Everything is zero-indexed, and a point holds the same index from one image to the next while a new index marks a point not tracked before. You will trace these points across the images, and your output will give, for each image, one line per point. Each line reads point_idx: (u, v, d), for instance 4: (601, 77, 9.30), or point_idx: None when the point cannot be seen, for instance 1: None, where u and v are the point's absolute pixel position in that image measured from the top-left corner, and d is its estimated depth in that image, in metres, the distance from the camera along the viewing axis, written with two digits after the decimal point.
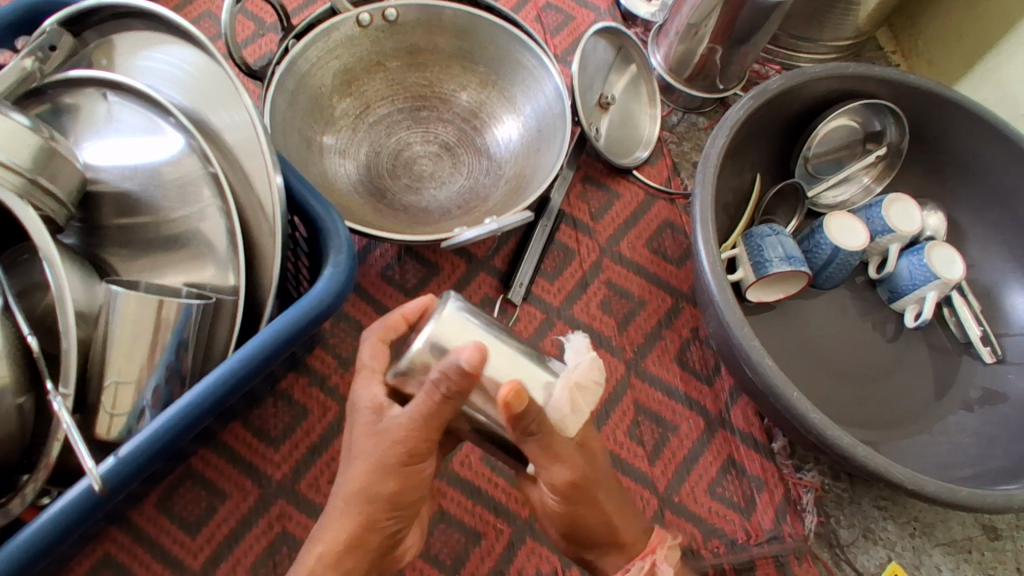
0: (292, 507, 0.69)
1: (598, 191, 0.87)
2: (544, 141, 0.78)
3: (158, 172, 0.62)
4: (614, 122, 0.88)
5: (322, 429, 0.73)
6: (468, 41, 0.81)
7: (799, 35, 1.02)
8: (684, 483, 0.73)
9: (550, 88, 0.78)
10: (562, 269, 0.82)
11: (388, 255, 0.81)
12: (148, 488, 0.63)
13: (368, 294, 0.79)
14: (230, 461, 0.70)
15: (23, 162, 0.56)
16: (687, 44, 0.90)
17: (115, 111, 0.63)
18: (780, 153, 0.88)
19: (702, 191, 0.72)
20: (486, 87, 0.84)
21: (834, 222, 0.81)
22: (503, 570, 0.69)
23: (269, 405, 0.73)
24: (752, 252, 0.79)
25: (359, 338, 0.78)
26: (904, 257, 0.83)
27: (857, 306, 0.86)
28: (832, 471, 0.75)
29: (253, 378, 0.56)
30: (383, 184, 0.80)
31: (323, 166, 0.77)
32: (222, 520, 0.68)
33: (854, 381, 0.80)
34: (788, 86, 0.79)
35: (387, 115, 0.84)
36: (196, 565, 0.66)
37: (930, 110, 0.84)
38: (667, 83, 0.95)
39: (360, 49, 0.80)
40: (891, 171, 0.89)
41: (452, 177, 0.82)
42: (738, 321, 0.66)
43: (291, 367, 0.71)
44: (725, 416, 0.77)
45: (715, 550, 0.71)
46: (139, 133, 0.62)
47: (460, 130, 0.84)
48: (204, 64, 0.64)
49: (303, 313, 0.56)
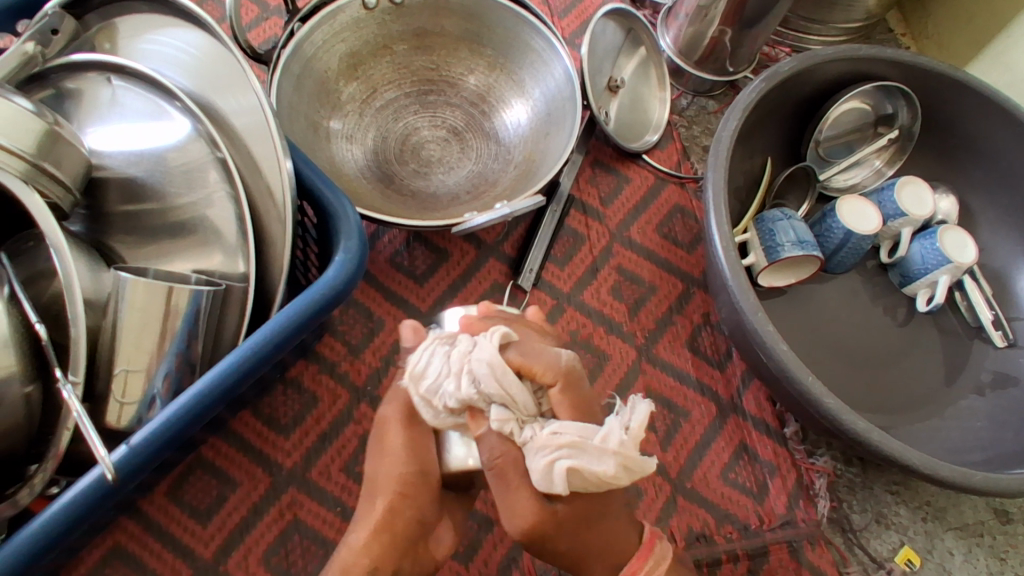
0: (303, 496, 0.69)
1: (608, 176, 0.86)
2: (553, 125, 0.77)
3: (165, 157, 0.61)
4: (623, 105, 0.87)
5: (332, 417, 0.72)
6: (476, 23, 0.80)
7: (809, 16, 1.01)
8: (696, 468, 0.73)
9: (559, 70, 0.77)
10: (572, 254, 0.82)
11: (397, 241, 0.80)
12: (158, 477, 0.63)
13: (377, 280, 0.78)
14: (239, 450, 0.69)
15: (27, 147, 0.54)
16: (696, 26, 0.89)
17: (120, 95, 0.62)
18: (790, 136, 0.87)
19: (714, 175, 0.71)
20: (494, 70, 0.83)
21: (846, 205, 0.81)
22: (515, 557, 0.68)
23: (278, 392, 0.72)
24: (763, 237, 0.78)
25: (368, 325, 0.77)
26: (916, 241, 0.82)
27: (869, 291, 0.85)
28: (845, 456, 0.74)
29: (265, 365, 0.55)
30: (390, 169, 0.79)
31: (329, 151, 0.76)
32: (233, 508, 0.67)
33: (866, 365, 0.80)
34: (800, 69, 0.78)
35: (393, 99, 0.82)
36: (208, 553, 0.65)
37: (943, 93, 0.83)
38: (676, 66, 0.94)
39: (366, 31, 0.78)
40: (903, 154, 0.88)
41: (461, 162, 0.81)
42: (752, 307, 0.66)
43: (300, 354, 0.70)
44: (737, 402, 0.76)
45: (728, 535, 0.70)
46: (144, 118, 0.61)
47: (468, 115, 0.83)
48: (209, 47, 0.63)
49: (314, 300, 0.55)
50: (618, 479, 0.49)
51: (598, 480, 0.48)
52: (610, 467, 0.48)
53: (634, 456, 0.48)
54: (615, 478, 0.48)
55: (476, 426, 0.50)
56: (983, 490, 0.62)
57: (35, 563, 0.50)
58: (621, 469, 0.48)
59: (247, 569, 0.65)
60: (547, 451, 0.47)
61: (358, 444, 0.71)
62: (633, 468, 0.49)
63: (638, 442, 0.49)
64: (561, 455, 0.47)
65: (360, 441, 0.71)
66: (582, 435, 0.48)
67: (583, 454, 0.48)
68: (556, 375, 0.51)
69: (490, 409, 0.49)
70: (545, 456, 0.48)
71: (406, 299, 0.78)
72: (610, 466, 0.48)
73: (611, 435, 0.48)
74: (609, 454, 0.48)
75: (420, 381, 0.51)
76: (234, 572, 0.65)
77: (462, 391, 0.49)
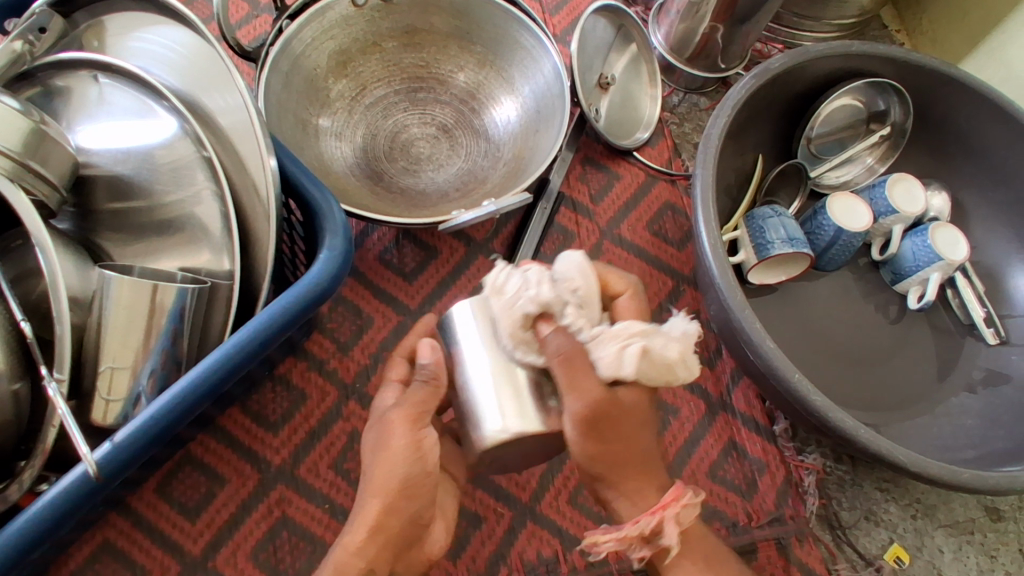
0: (292, 492, 0.69)
1: (598, 173, 0.86)
2: (543, 122, 0.77)
3: (151, 155, 0.61)
4: (615, 102, 0.87)
5: (321, 414, 0.72)
6: (465, 20, 0.80)
7: (802, 13, 1.00)
8: (685, 465, 0.72)
9: (549, 67, 0.76)
10: (562, 252, 0.81)
11: (386, 238, 0.80)
12: (145, 474, 0.63)
13: (366, 278, 0.78)
14: (228, 447, 0.69)
15: (13, 146, 0.54)
16: (688, 23, 0.88)
17: (107, 93, 0.62)
18: (782, 133, 0.86)
19: (703, 172, 0.71)
20: (484, 67, 0.82)
21: (836, 202, 0.80)
22: (503, 553, 0.68)
23: (267, 389, 0.72)
24: (753, 234, 0.78)
25: (357, 322, 0.77)
26: (907, 238, 0.82)
27: (860, 288, 0.85)
28: (834, 453, 0.74)
29: (249, 362, 0.55)
30: (379, 167, 0.79)
31: (318, 148, 0.76)
32: (222, 504, 0.67)
33: (856, 362, 0.80)
34: (790, 65, 0.78)
35: (383, 97, 0.82)
36: (196, 550, 0.66)
37: (935, 89, 0.82)
38: (668, 63, 0.94)
39: (355, 28, 0.78)
40: (895, 151, 0.88)
41: (451, 160, 0.81)
42: (739, 304, 0.66)
43: (288, 352, 0.70)
44: (727, 400, 0.76)
45: (716, 532, 0.70)
46: (131, 116, 0.61)
47: (458, 112, 0.83)
48: (196, 45, 0.63)
49: (298, 297, 0.55)
50: (678, 370, 0.49)
51: (663, 368, 0.48)
52: (677, 353, 0.48)
53: (693, 350, 0.49)
54: (677, 365, 0.48)
55: (545, 331, 0.49)
56: (970, 488, 0.62)
57: (20, 561, 0.50)
58: (683, 360, 0.49)
59: (235, 566, 0.65)
60: (617, 339, 0.48)
61: (347, 441, 0.71)
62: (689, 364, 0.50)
63: (694, 340, 0.50)
64: (633, 336, 0.48)
65: (348, 438, 0.71)
66: (648, 327, 0.49)
67: (651, 339, 0.48)
68: (626, 285, 0.54)
69: (563, 310, 0.49)
70: (615, 343, 0.48)
71: (395, 297, 0.78)
72: (676, 351, 0.48)
73: (675, 327, 0.49)
74: (675, 337, 0.48)
75: (499, 295, 0.50)
76: (222, 568, 0.65)
77: (542, 294, 0.48)
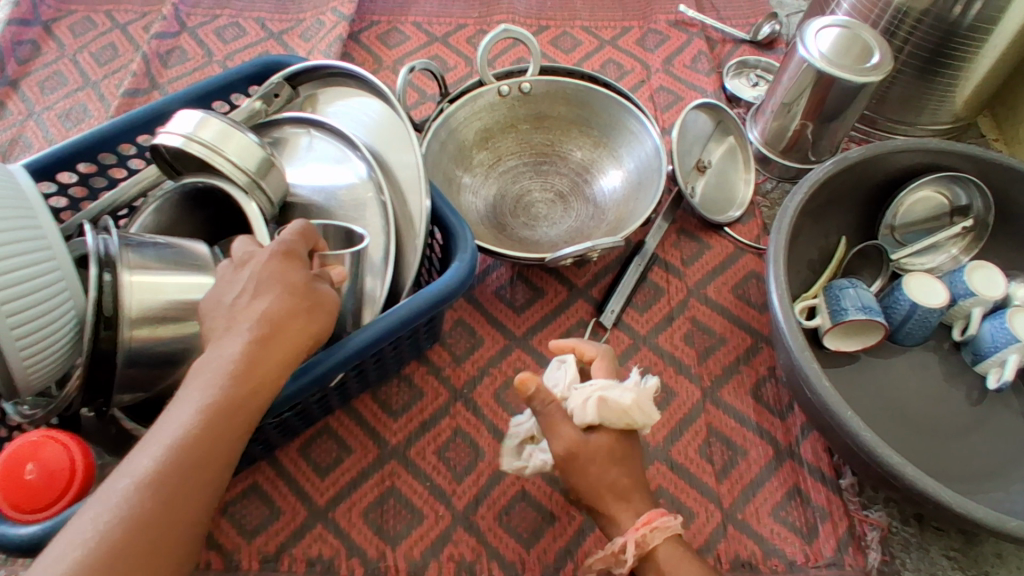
0: (401, 469, 0.81)
1: (691, 242, 0.99)
2: (642, 190, 0.92)
3: (338, 193, 0.81)
4: (709, 183, 1.00)
5: (434, 409, 0.85)
6: (587, 110, 0.99)
7: (896, 118, 1.11)
8: (748, 503, 0.78)
9: (649, 144, 0.93)
10: (652, 304, 0.93)
11: (503, 277, 0.95)
12: (294, 428, 0.78)
13: (482, 307, 0.93)
14: (358, 425, 0.84)
15: (250, 167, 0.75)
16: (780, 120, 1.02)
17: (314, 143, 0.84)
18: (864, 218, 0.95)
19: (777, 238, 0.81)
20: (598, 147, 1.00)
21: (912, 281, 0.87)
22: (572, 550, 0.76)
23: (394, 384, 0.87)
24: (830, 302, 0.85)
25: (471, 341, 0.91)
26: (987, 321, 0.86)
27: (942, 368, 0.89)
28: (902, 515, 0.77)
29: (383, 341, 0.71)
30: (504, 220, 0.96)
31: (459, 200, 0.95)
32: (347, 468, 0.81)
33: (931, 434, 0.83)
34: (868, 156, 0.87)
35: (513, 167, 1.01)
36: (321, 501, 0.79)
37: (1016, 188, 0.88)
38: (763, 155, 1.07)
39: (499, 113, 0.98)
40: (979, 243, 0.93)
41: (563, 218, 0.97)
42: (800, 345, 0.73)
43: (414, 353, 0.85)
44: (795, 449, 0.82)
45: (774, 567, 0.74)
46: (329, 160, 0.82)
47: (573, 182, 1.00)
48: (386, 116, 0.85)
49: (431, 293, 0.70)
50: (634, 414, 0.65)
51: (620, 411, 0.64)
52: (630, 399, 0.64)
53: (644, 400, 0.66)
54: (631, 409, 0.64)
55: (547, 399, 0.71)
56: (1018, 537, 0.63)
57: None
58: (636, 404, 0.64)
59: (348, 520, 0.77)
60: (584, 394, 0.65)
61: (451, 435, 0.83)
62: (642, 411, 0.65)
63: (647, 393, 0.66)
64: (596, 392, 0.65)
65: (452, 432, 0.83)
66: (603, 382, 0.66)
67: (606, 390, 0.65)
68: (595, 352, 0.71)
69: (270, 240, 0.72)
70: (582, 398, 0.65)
71: (506, 325, 0.92)
72: (628, 397, 0.64)
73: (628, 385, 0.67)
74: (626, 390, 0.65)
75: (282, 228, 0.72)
76: (339, 520, 0.77)
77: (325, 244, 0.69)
